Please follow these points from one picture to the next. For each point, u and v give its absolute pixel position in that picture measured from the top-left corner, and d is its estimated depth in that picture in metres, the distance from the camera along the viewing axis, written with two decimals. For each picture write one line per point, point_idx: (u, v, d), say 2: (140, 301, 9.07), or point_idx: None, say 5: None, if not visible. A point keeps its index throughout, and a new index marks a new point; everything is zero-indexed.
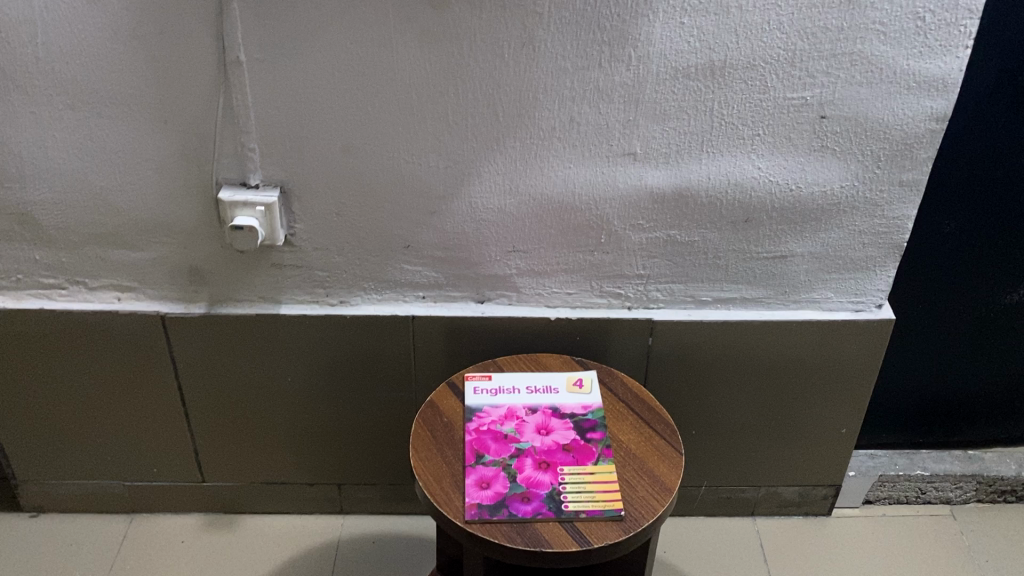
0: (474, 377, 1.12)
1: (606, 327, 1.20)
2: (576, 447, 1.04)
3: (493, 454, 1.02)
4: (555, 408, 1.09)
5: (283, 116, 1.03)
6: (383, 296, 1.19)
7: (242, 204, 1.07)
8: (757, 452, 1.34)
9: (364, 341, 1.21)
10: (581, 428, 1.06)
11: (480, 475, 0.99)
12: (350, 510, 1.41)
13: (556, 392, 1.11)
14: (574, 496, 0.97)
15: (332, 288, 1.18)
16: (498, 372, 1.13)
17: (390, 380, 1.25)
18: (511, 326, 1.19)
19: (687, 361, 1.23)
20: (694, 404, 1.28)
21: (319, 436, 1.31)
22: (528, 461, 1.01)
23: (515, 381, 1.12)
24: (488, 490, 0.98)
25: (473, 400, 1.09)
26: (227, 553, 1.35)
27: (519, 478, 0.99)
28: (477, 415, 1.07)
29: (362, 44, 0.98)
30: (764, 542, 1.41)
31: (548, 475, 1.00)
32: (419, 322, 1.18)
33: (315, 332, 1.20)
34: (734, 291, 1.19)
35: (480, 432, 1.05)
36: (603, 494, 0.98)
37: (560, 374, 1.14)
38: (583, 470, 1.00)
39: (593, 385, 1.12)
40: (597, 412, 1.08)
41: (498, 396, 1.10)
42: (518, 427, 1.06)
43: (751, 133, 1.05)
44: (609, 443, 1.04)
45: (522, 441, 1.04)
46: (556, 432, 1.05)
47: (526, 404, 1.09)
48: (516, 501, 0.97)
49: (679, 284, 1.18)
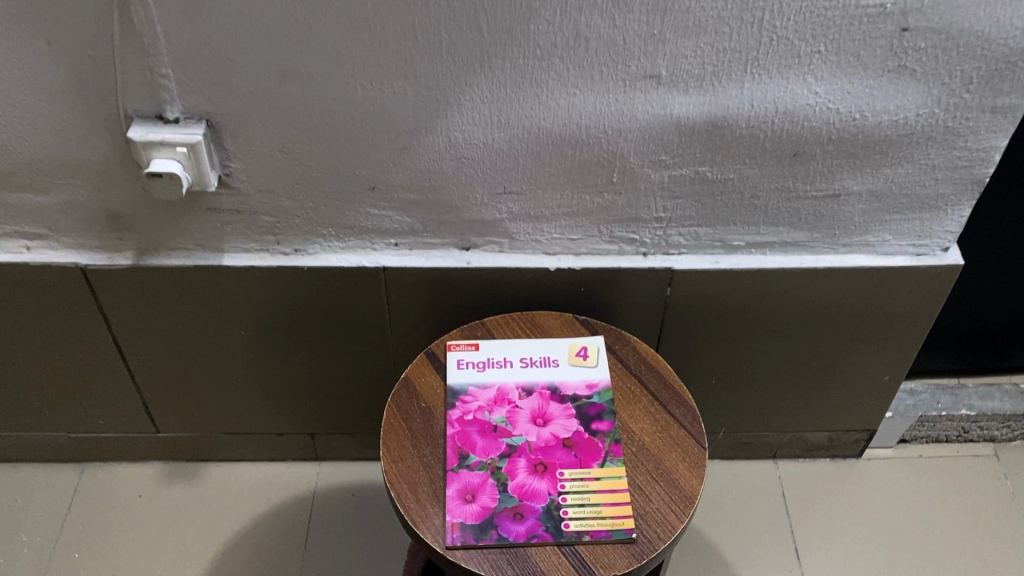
0: (457, 347, 0.94)
1: (616, 277, 1.00)
2: (579, 444, 0.86)
3: (479, 455, 0.85)
4: (554, 388, 0.91)
5: (200, 34, 0.79)
6: (346, 244, 0.98)
7: (159, 145, 0.85)
8: (783, 399, 1.18)
9: (327, 293, 1.01)
10: (585, 416, 0.89)
11: (464, 484, 0.83)
12: (326, 458, 1.26)
13: (556, 366, 0.93)
14: (576, 513, 0.81)
15: (284, 236, 0.97)
16: (485, 340, 0.95)
17: (361, 332, 1.06)
18: (501, 277, 0.99)
19: (711, 311, 1.04)
20: (716, 354, 1.10)
21: (285, 387, 1.15)
22: (521, 464, 0.85)
23: (506, 352, 0.94)
24: (473, 505, 0.81)
25: (456, 379, 0.91)
26: (192, 509, 1.22)
27: (510, 487, 0.83)
28: (461, 400, 0.89)
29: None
30: (786, 492, 1.28)
31: (545, 484, 0.83)
32: (391, 273, 0.99)
33: (267, 284, 1.00)
34: (773, 235, 0.98)
35: (464, 424, 0.87)
36: (611, 510, 0.81)
37: (561, 341, 0.95)
38: (587, 477, 0.84)
39: (600, 356, 0.94)
40: (605, 393, 0.90)
41: (486, 373, 0.92)
42: (510, 416, 0.88)
43: (810, 50, 0.81)
44: (619, 437, 0.87)
45: (514, 435, 0.87)
46: (556, 423, 0.88)
47: (520, 384, 0.91)
48: (507, 520, 0.81)
49: (706, 227, 0.97)
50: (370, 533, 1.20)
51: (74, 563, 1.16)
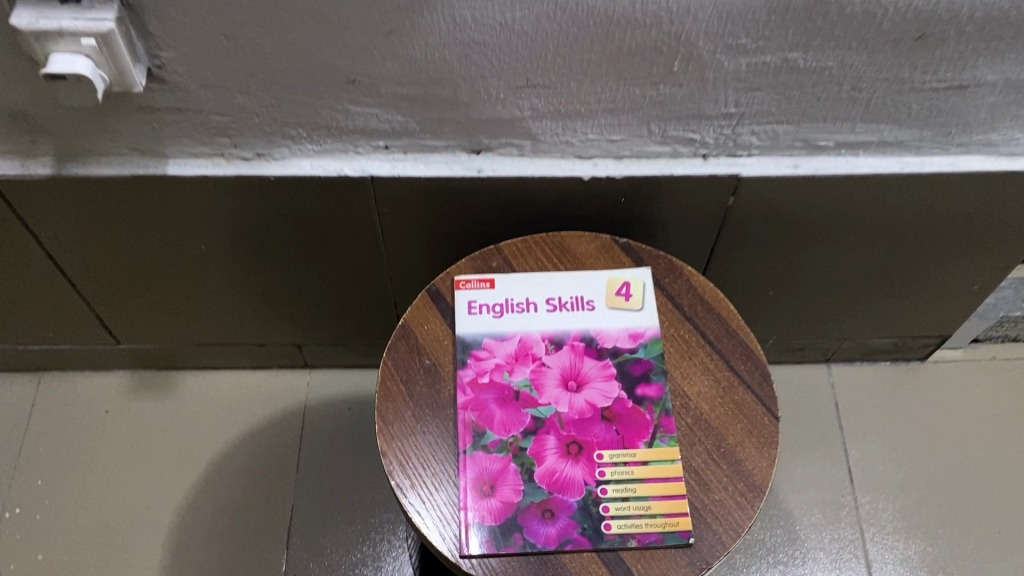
0: (466, 285, 0.75)
1: (665, 185, 0.79)
2: (621, 416, 0.70)
3: (498, 432, 0.69)
4: (590, 340, 0.73)
5: None
6: (322, 146, 0.77)
7: (56, 35, 0.61)
8: (848, 307, 1.01)
9: (303, 204, 0.81)
10: (629, 379, 0.71)
11: (480, 472, 0.67)
12: (316, 365, 1.11)
13: (591, 310, 0.75)
14: (619, 510, 0.66)
15: (241, 138, 0.76)
16: (502, 274, 0.76)
17: (348, 243, 0.88)
18: (520, 186, 0.79)
19: (779, 220, 0.85)
20: (778, 262, 0.92)
21: (262, 297, 0.97)
22: (550, 444, 0.68)
23: (529, 291, 0.75)
24: (491, 501, 0.66)
25: (467, 329, 0.73)
26: (168, 425, 1.08)
27: (538, 475, 0.67)
28: (473, 357, 0.72)
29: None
30: (840, 400, 1.12)
31: (580, 471, 0.67)
32: (381, 182, 0.78)
33: (227, 195, 0.80)
34: (871, 133, 0.76)
35: (478, 390, 0.70)
36: (662, 506, 0.66)
37: (596, 275, 0.76)
38: (632, 462, 0.68)
39: (647, 296, 0.75)
40: (652, 346, 0.73)
41: (504, 321, 0.74)
42: (535, 379, 0.71)
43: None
44: (672, 407, 0.70)
45: (541, 405, 0.70)
46: (593, 388, 0.71)
47: (546, 336, 0.73)
48: (533, 521, 0.65)
49: (786, 125, 0.75)
50: (369, 453, 1.06)
51: (38, 492, 1.03)
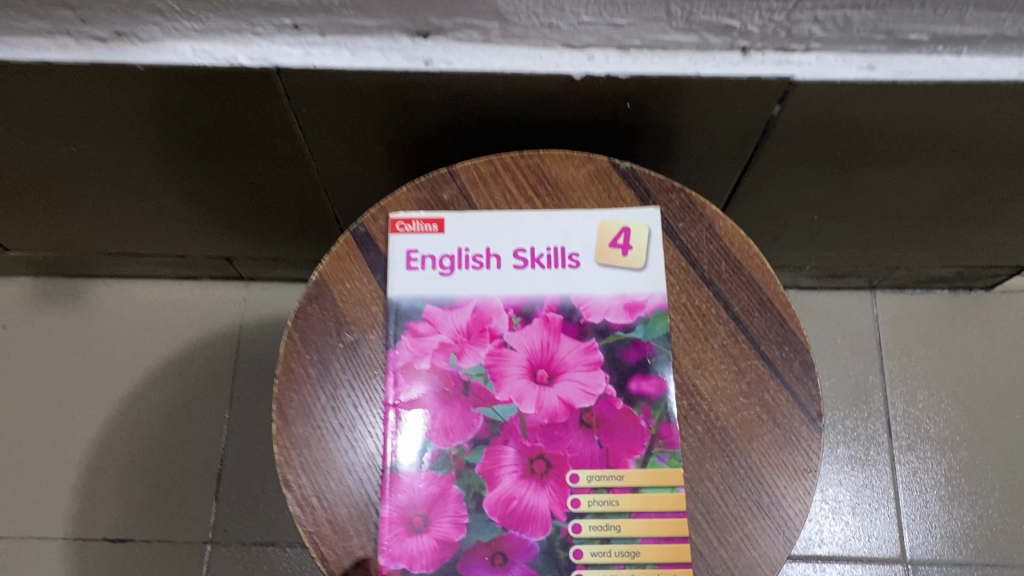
0: (405, 228, 0.55)
1: (686, 88, 0.57)
2: (607, 423, 0.51)
3: (438, 441, 0.51)
4: (570, 313, 0.54)
5: None
6: (205, 24, 0.54)
7: None
8: (909, 233, 0.80)
9: (192, 99, 0.60)
10: (620, 370, 0.52)
11: (409, 497, 0.50)
12: (254, 277, 0.92)
13: (575, 268, 0.55)
14: (595, 557, 0.49)
15: (88, 13, 0.53)
16: (456, 213, 0.56)
17: (264, 147, 0.67)
18: (485, 84, 0.57)
19: (837, 134, 0.63)
20: (828, 182, 0.70)
21: (170, 205, 0.77)
22: (507, 460, 0.50)
23: (491, 239, 0.56)
24: (424, 540, 0.49)
25: (402, 292, 0.54)
26: (80, 345, 0.91)
27: (488, 503, 0.49)
28: (410, 332, 0.53)
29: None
30: (884, 332, 0.93)
31: (546, 499, 0.50)
32: (293, 76, 0.57)
33: (85, 86, 0.59)
34: (986, 25, 0.53)
35: (414, 381, 0.52)
36: (655, 553, 0.49)
37: (584, 218, 0.56)
38: (618, 489, 0.50)
39: (651, 248, 0.55)
40: (655, 323, 0.53)
41: (455, 281, 0.55)
42: (493, 366, 0.52)
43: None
44: (676, 412, 0.51)
45: (498, 403, 0.52)
46: (570, 381, 0.52)
47: (510, 305, 0.54)
48: (478, 570, 0.48)
49: (866, 11, 0.52)
50: None
51: None
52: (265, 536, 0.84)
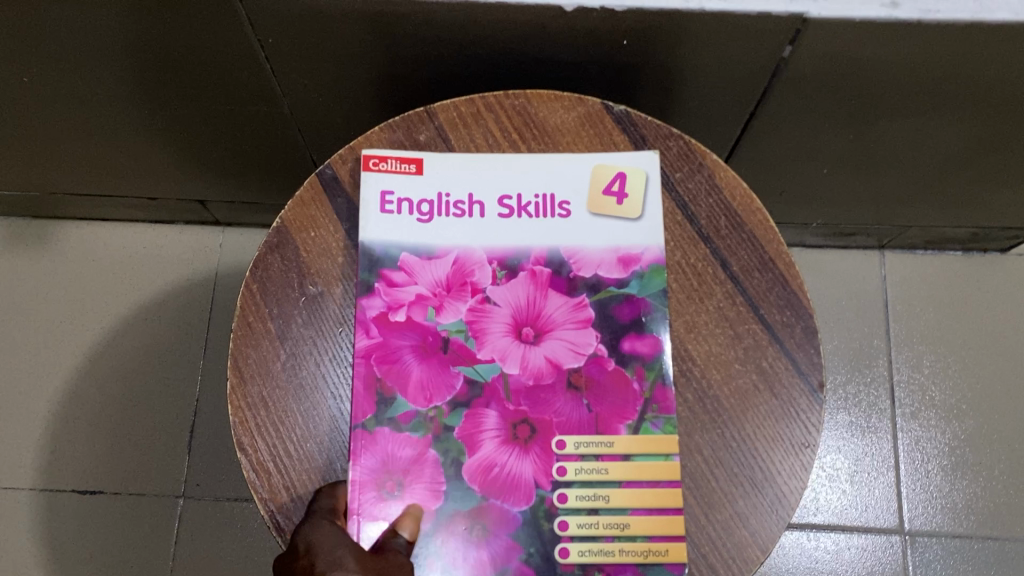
0: (380, 165, 0.51)
1: (689, 25, 0.52)
2: (597, 386, 0.47)
3: (415, 402, 0.46)
4: (559, 266, 0.49)
5: None
6: None
7: None
8: (924, 190, 0.75)
9: (149, 24, 0.55)
10: (612, 328, 0.48)
11: (384, 461, 0.45)
12: (232, 222, 0.88)
13: (565, 218, 0.50)
14: (582, 530, 0.45)
15: None
16: (435, 154, 0.51)
17: (232, 80, 0.62)
18: (467, 15, 0.52)
19: (855, 78, 0.57)
20: (841, 132, 0.65)
21: (135, 142, 0.72)
22: (488, 424, 0.46)
23: (473, 184, 0.51)
24: (398, 508, 0.45)
25: (376, 237, 0.49)
26: (50, 290, 0.86)
27: (467, 470, 0.45)
28: (385, 281, 0.48)
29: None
30: (892, 294, 0.89)
31: (530, 466, 0.45)
32: (257, 1, 0.52)
33: (30, 6, 0.54)
34: None
35: (389, 334, 0.47)
36: (646, 526, 0.45)
37: (576, 163, 0.51)
38: (608, 457, 0.46)
39: (648, 197, 0.51)
40: (651, 278, 0.49)
41: (434, 228, 0.50)
42: (474, 323, 0.48)
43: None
44: (672, 374, 0.47)
45: (480, 362, 0.47)
46: (558, 340, 0.48)
47: (494, 257, 0.49)
48: (457, 540, 0.44)
49: None
50: None
51: None
52: (238, 492, 0.80)
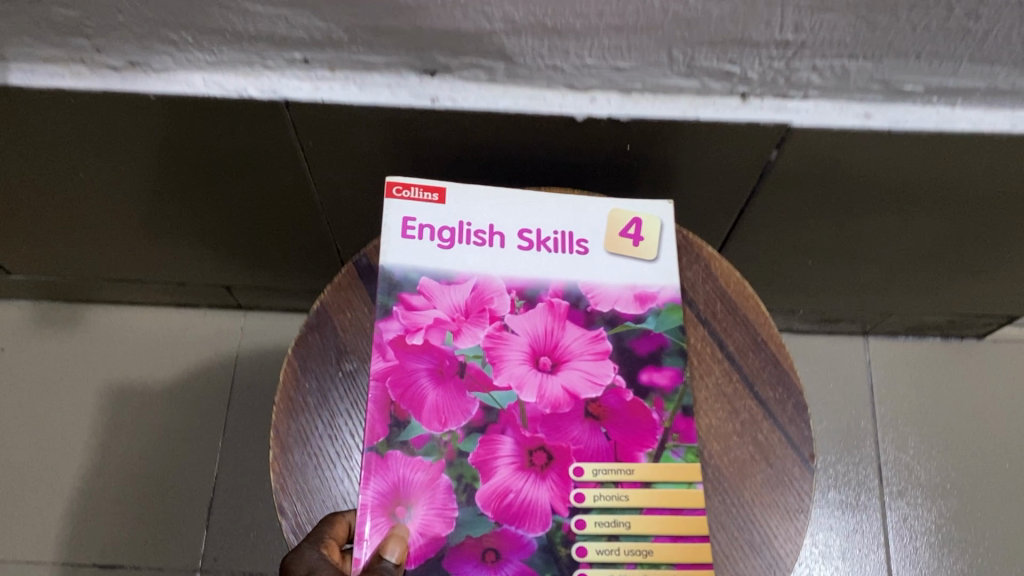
0: (403, 193, 0.54)
1: (686, 133, 0.59)
2: (614, 415, 0.50)
3: (429, 427, 0.49)
4: (577, 300, 0.53)
5: None
6: (217, 56, 0.56)
7: None
8: (900, 279, 0.81)
9: (200, 128, 0.61)
10: (631, 363, 0.52)
11: (395, 485, 0.47)
12: (252, 306, 0.93)
13: (584, 255, 0.55)
14: (601, 555, 0.47)
15: (104, 40, 0.54)
16: (457, 186, 0.55)
17: (270, 177, 0.68)
18: (489, 123, 0.59)
19: (834, 179, 0.64)
20: (824, 227, 0.72)
21: (173, 232, 0.78)
22: (503, 451, 0.49)
23: (495, 216, 0.54)
24: (408, 534, 0.46)
25: (397, 262, 0.52)
26: (77, 370, 0.91)
27: (481, 497, 0.48)
28: (403, 304, 0.52)
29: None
30: (875, 378, 0.94)
31: (546, 492, 0.48)
32: (301, 109, 0.58)
33: (94, 113, 0.60)
34: (981, 78, 0.55)
35: (405, 356, 0.50)
36: (668, 553, 0.47)
37: (594, 205, 0.56)
38: (627, 485, 0.48)
39: (663, 241, 0.55)
40: (667, 315, 0.53)
41: (455, 254, 0.53)
42: (492, 350, 0.51)
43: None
44: (691, 404, 0.51)
45: (496, 389, 0.50)
46: (575, 370, 0.51)
47: (514, 287, 0.53)
48: (466, 566, 0.46)
49: (861, 62, 0.53)
50: None
51: None
52: (254, 566, 0.83)
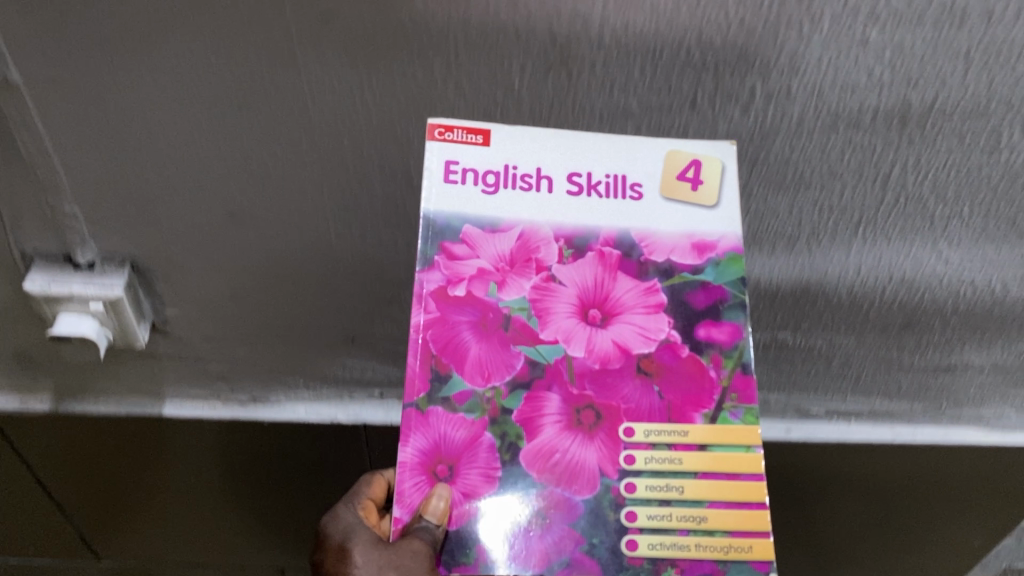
0: (446, 135, 0.46)
1: None
2: (669, 372, 0.43)
3: (472, 380, 0.43)
4: (630, 249, 0.46)
5: (127, 176, 0.58)
6: (319, 392, 0.78)
7: (67, 299, 0.64)
8: (854, 560, 0.98)
9: (296, 443, 0.82)
10: (687, 316, 0.45)
11: (436, 443, 0.42)
12: None
13: (637, 200, 0.47)
14: (652, 521, 0.42)
15: (240, 383, 0.77)
16: (504, 126, 0.47)
17: (340, 480, 0.87)
18: None
19: (773, 478, 0.84)
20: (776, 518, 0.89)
21: (251, 525, 0.96)
22: (549, 409, 0.43)
23: (543, 158, 0.47)
24: (449, 492, 0.41)
25: (438, 208, 0.45)
26: None
27: (525, 456, 0.42)
28: (445, 254, 0.44)
29: (231, 23, 0.50)
30: None
31: (594, 455, 0.42)
32: (375, 430, 0.79)
33: (220, 433, 0.81)
34: (863, 404, 0.76)
35: (447, 309, 0.43)
36: (724, 519, 0.42)
37: (650, 145, 0.47)
38: (681, 447, 0.43)
39: (725, 185, 0.47)
40: (728, 266, 0.45)
41: (500, 201, 0.46)
42: (538, 302, 0.45)
43: (962, 48, 0.50)
44: (753, 361, 0.44)
45: (542, 343, 0.44)
46: (627, 324, 0.44)
47: (562, 235, 0.46)
48: (511, 528, 0.41)
49: (776, 393, 0.75)
50: None
51: None
52: None
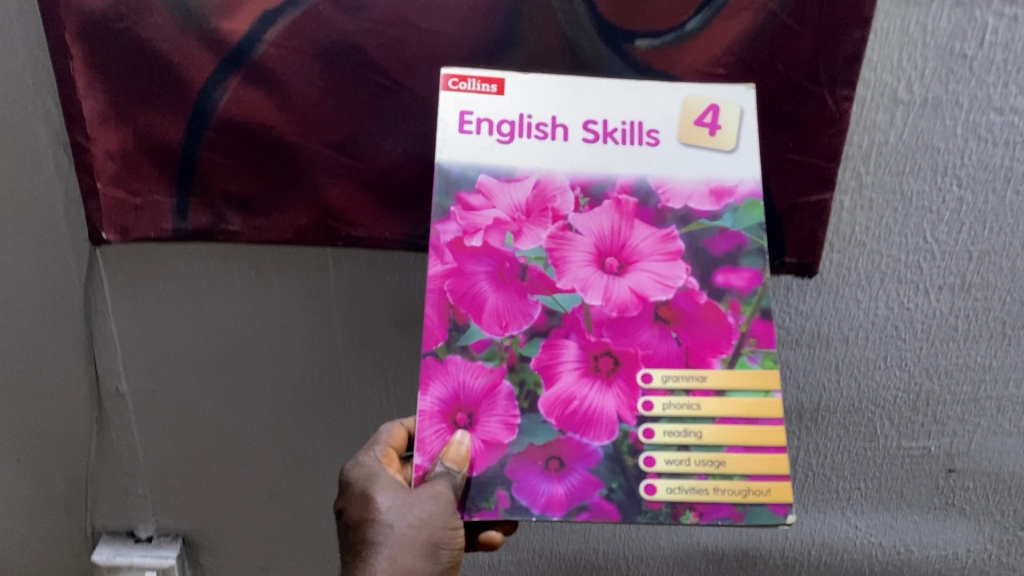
0: (459, 85, 0.49)
1: None
2: (686, 318, 0.46)
3: (492, 330, 0.47)
4: (646, 197, 0.48)
5: (190, 463, 0.73)
6: None
7: (127, 568, 0.75)
8: None
9: None
10: (704, 262, 0.47)
11: (455, 391, 0.46)
12: None
13: (654, 146, 0.49)
14: (670, 466, 0.45)
15: None
16: (517, 75, 0.50)
17: None
18: None
19: None
20: None
21: None
22: (567, 356, 0.46)
23: (558, 107, 0.49)
24: (470, 439, 0.45)
25: (451, 159, 0.48)
26: None
27: (543, 403, 0.46)
28: (461, 205, 0.48)
29: (290, 344, 0.67)
30: None
31: (612, 401, 0.46)
32: None
33: None
34: None
35: (465, 259, 0.47)
36: (742, 464, 0.45)
37: (667, 91, 0.50)
38: (699, 392, 0.46)
39: (744, 128, 0.49)
40: (746, 212, 0.48)
41: (514, 149, 0.49)
42: (555, 251, 0.47)
43: (832, 361, 0.68)
44: (771, 306, 0.47)
45: (559, 292, 0.47)
46: (643, 272, 0.47)
47: (577, 183, 0.48)
48: (529, 475, 0.45)
49: None
50: None
51: None
52: None
